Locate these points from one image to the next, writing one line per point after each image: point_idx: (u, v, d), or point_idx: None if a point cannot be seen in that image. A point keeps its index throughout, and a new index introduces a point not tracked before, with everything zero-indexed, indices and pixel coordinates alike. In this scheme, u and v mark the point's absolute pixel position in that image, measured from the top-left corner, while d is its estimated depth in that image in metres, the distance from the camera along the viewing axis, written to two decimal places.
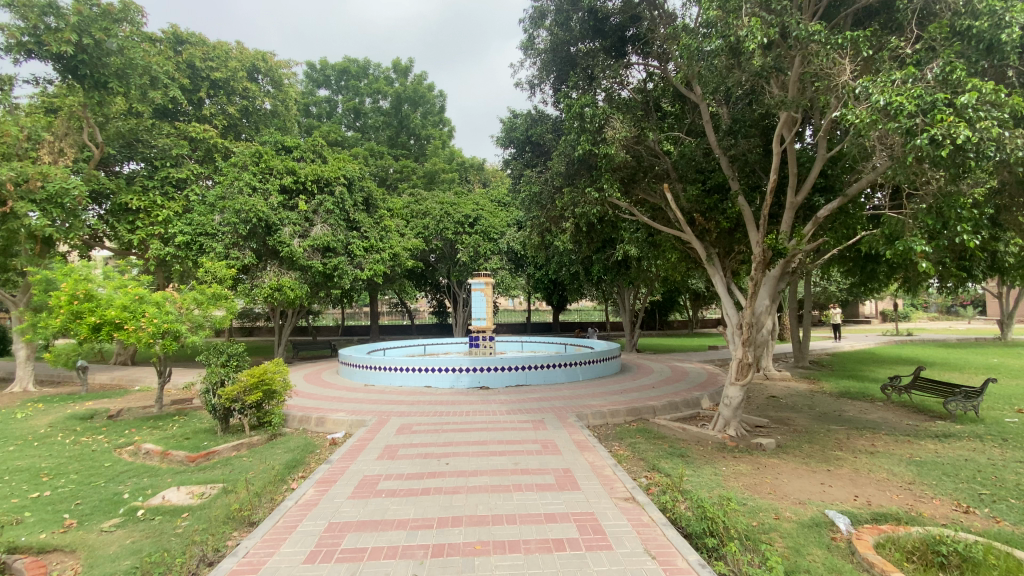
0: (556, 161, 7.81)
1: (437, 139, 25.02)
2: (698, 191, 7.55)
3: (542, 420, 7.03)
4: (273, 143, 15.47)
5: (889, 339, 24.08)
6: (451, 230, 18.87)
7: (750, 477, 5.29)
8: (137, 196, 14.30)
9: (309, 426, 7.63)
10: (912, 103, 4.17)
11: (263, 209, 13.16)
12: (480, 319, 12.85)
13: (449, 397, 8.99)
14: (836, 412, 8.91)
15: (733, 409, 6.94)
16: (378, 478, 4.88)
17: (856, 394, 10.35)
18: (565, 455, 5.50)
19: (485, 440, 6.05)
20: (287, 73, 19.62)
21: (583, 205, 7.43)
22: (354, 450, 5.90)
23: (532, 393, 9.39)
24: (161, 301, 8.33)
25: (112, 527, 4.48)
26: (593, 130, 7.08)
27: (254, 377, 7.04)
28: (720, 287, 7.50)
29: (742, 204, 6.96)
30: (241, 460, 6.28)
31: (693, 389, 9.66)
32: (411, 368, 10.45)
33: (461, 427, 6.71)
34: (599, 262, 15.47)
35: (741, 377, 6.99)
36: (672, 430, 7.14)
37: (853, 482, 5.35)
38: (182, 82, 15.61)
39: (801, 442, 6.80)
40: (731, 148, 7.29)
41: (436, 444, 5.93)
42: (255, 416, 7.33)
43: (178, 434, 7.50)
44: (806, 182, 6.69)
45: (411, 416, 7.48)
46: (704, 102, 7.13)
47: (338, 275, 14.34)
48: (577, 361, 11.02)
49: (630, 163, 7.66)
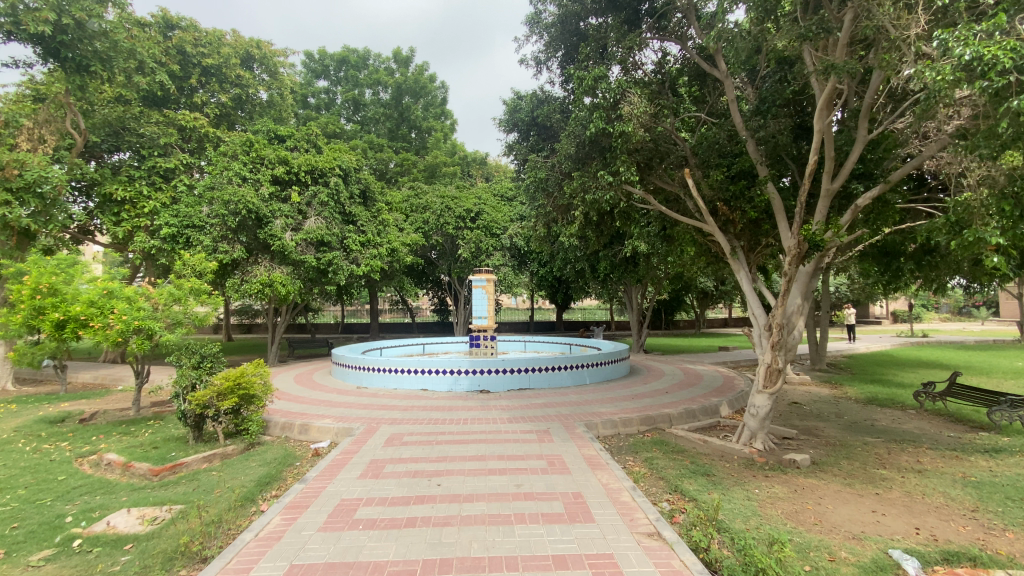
0: (565, 142, 7.09)
1: (438, 132, 24.28)
2: (721, 176, 6.81)
3: (548, 431, 6.32)
4: (266, 132, 14.79)
5: (906, 340, 23.17)
6: (452, 225, 18.04)
7: (789, 503, 4.58)
8: (122, 186, 13.58)
9: (291, 434, 6.95)
10: (1008, 56, 3.54)
11: (253, 200, 12.39)
12: (480, 318, 12.11)
13: (446, 402, 8.26)
14: (867, 421, 8.17)
15: (760, 420, 6.27)
16: (357, 503, 4.18)
17: (885, 401, 9.59)
18: (574, 473, 4.83)
19: (483, 455, 5.35)
20: (283, 60, 18.94)
21: (595, 191, 6.65)
22: (334, 466, 5.18)
23: (535, 397, 8.69)
24: (133, 296, 7.55)
25: (41, 561, 3.78)
26: (608, 108, 6.38)
27: (229, 381, 6.36)
28: (744, 284, 6.81)
29: (772, 192, 6.26)
30: (208, 475, 5.58)
31: (710, 395, 8.91)
32: (405, 369, 9.74)
33: (457, 439, 5.99)
34: (606, 257, 14.75)
35: (770, 384, 6.31)
36: (692, 443, 6.46)
37: (909, 509, 4.65)
38: (170, 68, 14.88)
39: (839, 457, 6.07)
40: (759, 129, 6.59)
41: (428, 459, 5.23)
42: (231, 423, 6.63)
43: (146, 443, 6.80)
44: (844, 167, 6.04)
45: (403, 424, 6.77)
46: (729, 78, 6.56)
47: (333, 270, 13.64)
48: (584, 363, 10.28)
49: (648, 144, 6.92)
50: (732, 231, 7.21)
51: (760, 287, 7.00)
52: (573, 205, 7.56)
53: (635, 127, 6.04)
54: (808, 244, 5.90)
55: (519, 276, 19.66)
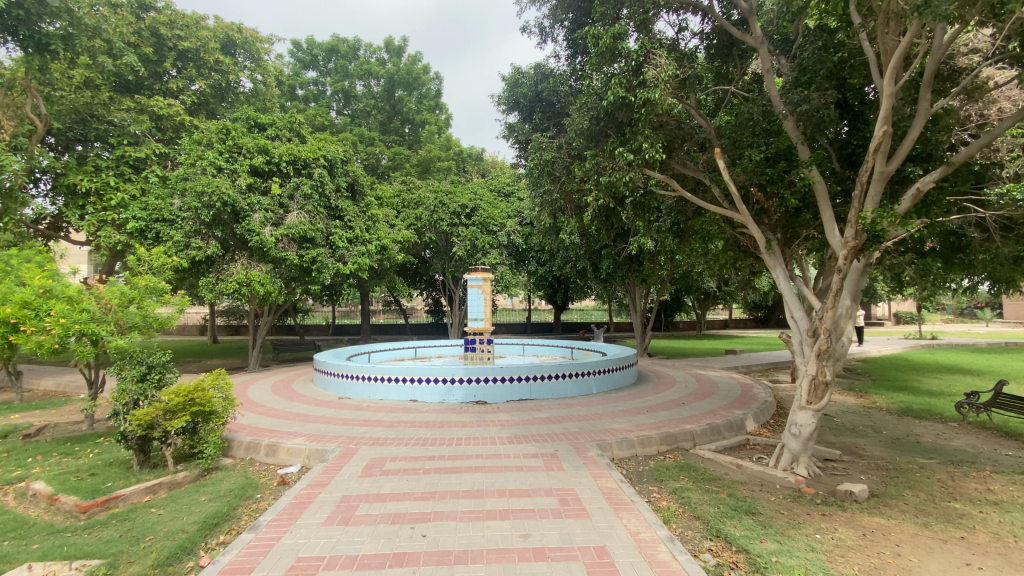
0: (575, 117, 6.16)
1: (432, 126, 23.29)
2: (757, 158, 5.91)
3: (556, 456, 5.37)
4: (245, 120, 13.81)
5: (918, 342, 22.42)
6: (446, 222, 16.94)
7: (864, 555, 3.70)
8: (88, 177, 12.50)
9: (257, 456, 6.01)
10: None
11: (228, 191, 11.39)
12: (475, 320, 11.19)
13: (437, 416, 7.28)
14: (911, 437, 7.28)
15: (803, 441, 5.39)
16: (318, 567, 3.20)
17: (921, 412, 8.72)
18: (592, 516, 3.89)
19: (481, 490, 4.39)
20: (269, 47, 17.94)
21: (610, 172, 5.72)
22: (296, 505, 4.21)
23: (538, 410, 7.74)
24: (75, 295, 6.59)
25: None
26: (629, 74, 5.45)
27: (179, 397, 5.37)
28: (781, 284, 5.96)
29: (816, 176, 5.42)
30: (146, 513, 4.58)
31: (733, 407, 7.98)
32: (392, 377, 8.77)
33: (448, 467, 5.01)
34: (611, 254, 13.82)
35: (815, 400, 5.43)
36: (722, 468, 5.58)
37: (1008, 560, 3.77)
38: (142, 50, 13.83)
39: (898, 485, 5.19)
40: (801, 102, 5.72)
41: (412, 497, 4.26)
42: (185, 445, 5.64)
43: (84, 468, 5.78)
44: (903, 148, 5.25)
45: (386, 446, 5.79)
46: (763, 47, 5.80)
47: (317, 268, 12.63)
48: (591, 370, 9.33)
49: (670, 122, 6.01)
50: (767, 223, 6.27)
51: (799, 286, 6.12)
52: (583, 192, 6.61)
53: (662, 94, 5.10)
54: (866, 236, 4.98)
55: (517, 276, 18.75)
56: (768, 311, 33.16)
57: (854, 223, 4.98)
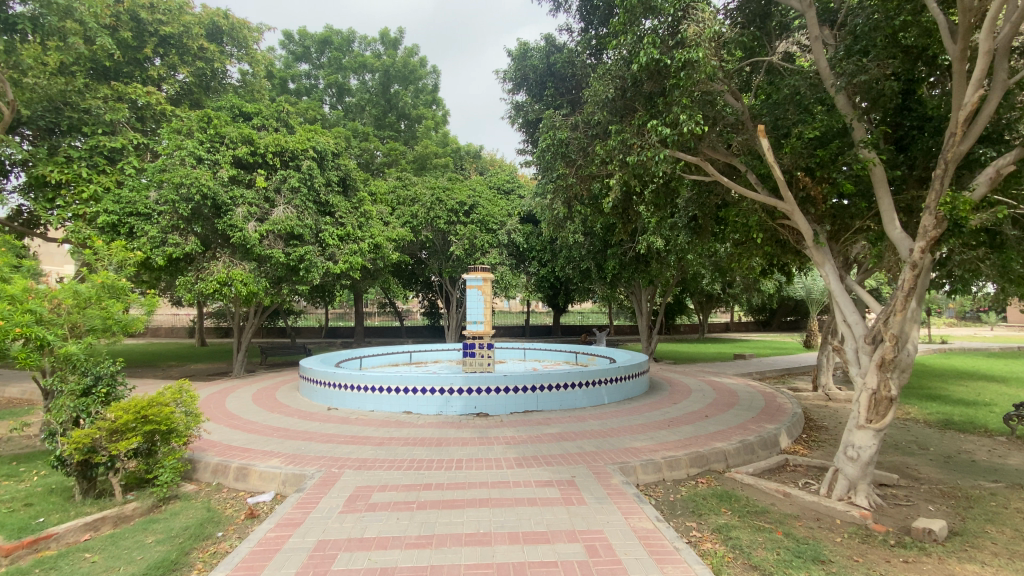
0: (596, 88, 5.38)
1: (428, 121, 22.51)
2: (805, 137, 5.16)
3: (574, 485, 4.55)
4: (229, 109, 13.03)
5: (928, 346, 21.74)
6: (443, 219, 16.15)
7: None
8: (58, 168, 11.63)
9: (225, 480, 5.19)
10: None
11: (208, 183, 10.56)
12: (474, 322, 10.39)
13: (435, 432, 6.46)
14: (964, 455, 6.51)
15: (862, 466, 4.61)
16: None
17: (964, 425, 7.97)
18: (630, 572, 3.09)
19: (488, 534, 3.58)
20: (258, 36, 17.08)
21: (636, 151, 4.94)
22: (259, 553, 3.38)
23: (546, 424, 6.92)
24: (19, 294, 5.71)
25: None
26: (663, 36, 4.69)
27: (128, 414, 4.52)
28: (831, 283, 5.20)
29: (875, 158, 4.67)
30: (77, 559, 3.74)
31: (762, 421, 7.19)
32: (384, 387, 7.94)
33: (447, 501, 4.17)
34: (616, 252, 13.07)
35: (876, 418, 4.64)
36: (767, 497, 4.78)
37: None
38: (120, 34, 12.94)
39: (978, 519, 4.41)
40: (857, 73, 5.05)
41: (403, 544, 3.44)
42: (139, 467, 4.80)
43: (20, 496, 4.92)
44: (980, 123, 4.46)
45: (373, 471, 4.96)
46: (813, 11, 5.09)
47: (305, 268, 11.80)
48: (601, 379, 8.52)
49: (702, 98, 5.27)
50: (812, 212, 5.53)
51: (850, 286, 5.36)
52: (602, 177, 5.83)
53: (704, 56, 4.35)
54: (943, 225, 4.22)
55: (517, 277, 17.91)
56: (770, 314, 32.41)
57: (932, 210, 4.21)
